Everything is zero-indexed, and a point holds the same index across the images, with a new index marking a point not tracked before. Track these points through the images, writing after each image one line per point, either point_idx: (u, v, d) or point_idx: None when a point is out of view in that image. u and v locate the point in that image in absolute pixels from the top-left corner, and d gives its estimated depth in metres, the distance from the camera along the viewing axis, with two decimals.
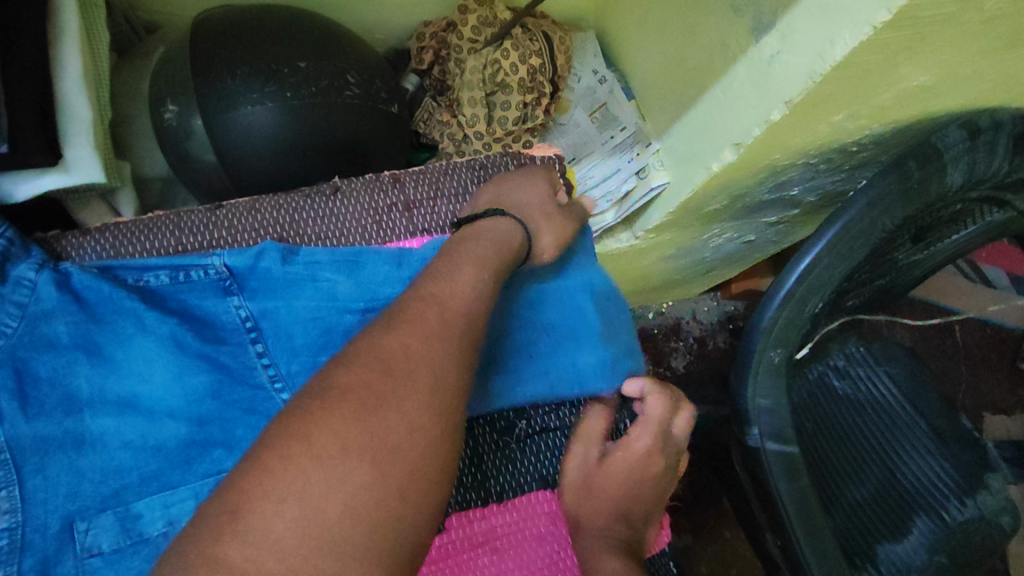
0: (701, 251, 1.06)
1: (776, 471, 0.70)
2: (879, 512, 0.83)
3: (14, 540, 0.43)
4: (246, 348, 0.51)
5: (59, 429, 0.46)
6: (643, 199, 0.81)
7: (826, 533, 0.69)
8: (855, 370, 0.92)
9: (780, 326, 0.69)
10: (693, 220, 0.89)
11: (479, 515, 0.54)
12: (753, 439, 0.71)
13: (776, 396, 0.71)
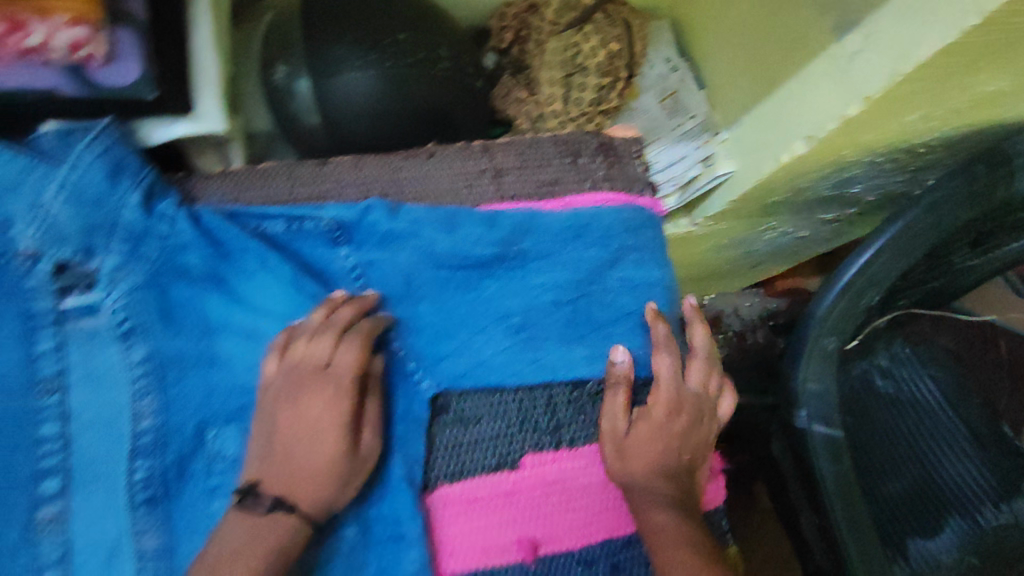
0: (754, 243, 1.09)
1: (822, 454, 0.73)
2: (914, 508, 0.85)
3: (157, 437, 0.51)
4: (356, 294, 0.56)
5: (197, 349, 0.53)
6: (706, 186, 0.84)
7: (865, 522, 0.73)
8: (899, 371, 0.94)
9: (836, 314, 0.72)
10: (752, 211, 0.91)
11: (552, 456, 0.56)
12: (801, 421, 0.74)
13: (826, 382, 0.74)
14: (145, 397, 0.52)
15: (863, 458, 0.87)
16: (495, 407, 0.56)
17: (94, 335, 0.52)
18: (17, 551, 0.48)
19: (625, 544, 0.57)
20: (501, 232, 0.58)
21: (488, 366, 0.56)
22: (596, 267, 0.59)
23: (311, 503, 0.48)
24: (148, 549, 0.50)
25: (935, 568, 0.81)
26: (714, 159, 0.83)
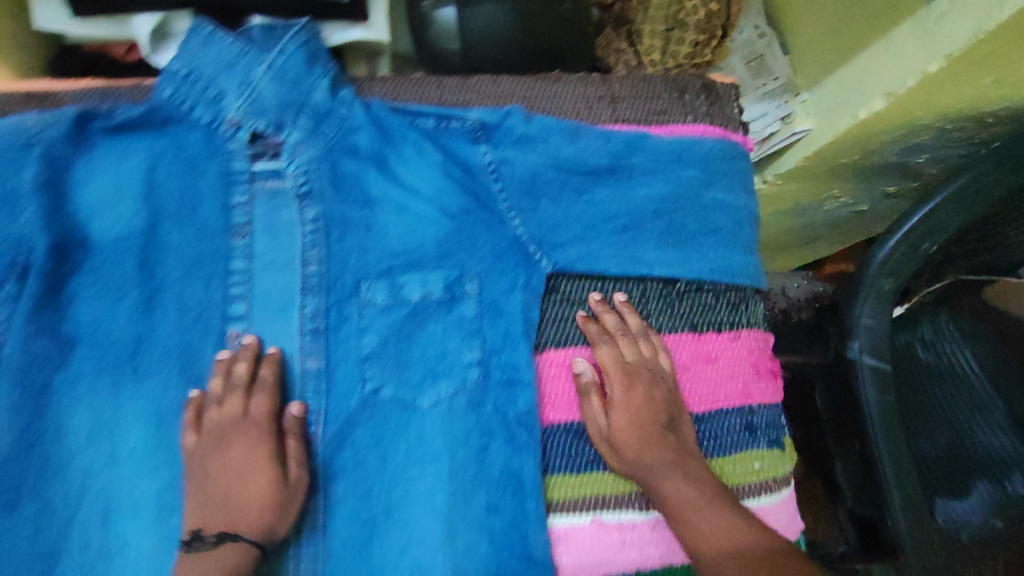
0: (813, 213, 1.17)
1: (869, 381, 0.82)
2: (947, 471, 0.94)
3: (320, 282, 0.61)
4: (490, 185, 0.64)
5: (357, 214, 0.63)
6: (784, 141, 0.93)
7: (908, 467, 0.82)
8: (942, 345, 1.00)
9: (893, 260, 0.80)
10: (819, 175, 1.00)
11: (641, 337, 0.65)
12: (854, 351, 0.83)
13: (880, 317, 0.82)
14: (313, 247, 0.62)
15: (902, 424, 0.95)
16: (597, 291, 0.65)
17: (277, 195, 0.63)
18: (213, 355, 0.59)
19: (695, 419, 0.64)
20: (614, 145, 0.67)
21: (594, 258, 0.64)
22: (692, 185, 0.68)
23: (253, 529, 0.54)
24: (310, 369, 0.60)
25: (963, 526, 0.90)
26: (793, 117, 0.93)
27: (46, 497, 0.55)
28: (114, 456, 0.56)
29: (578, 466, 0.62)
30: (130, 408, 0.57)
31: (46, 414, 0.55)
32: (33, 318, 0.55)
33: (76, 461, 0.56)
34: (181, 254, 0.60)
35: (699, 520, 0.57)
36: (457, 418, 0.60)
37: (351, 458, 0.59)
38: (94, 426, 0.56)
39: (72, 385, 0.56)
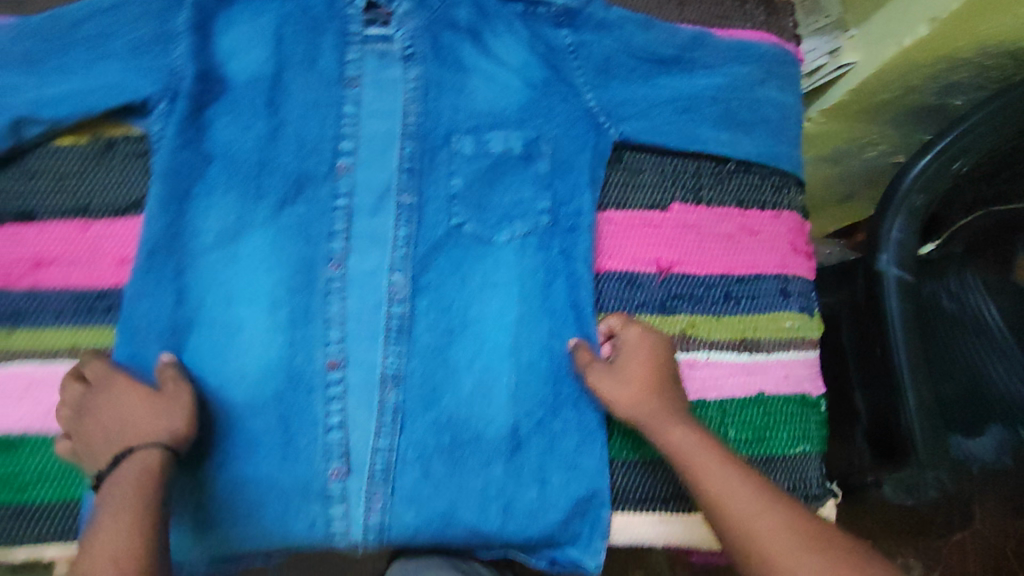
0: (853, 167, 1.19)
1: (893, 290, 0.88)
2: (959, 412, 0.94)
3: (416, 131, 0.70)
4: (568, 63, 0.72)
5: (452, 78, 0.72)
6: (831, 74, 1.00)
7: (924, 387, 0.88)
8: (967, 295, 0.95)
9: (926, 176, 0.87)
10: (862, 113, 1.04)
11: (693, 208, 0.73)
12: (883, 263, 0.89)
13: (908, 231, 0.88)
14: (413, 101, 0.71)
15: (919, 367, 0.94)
16: (658, 164, 0.74)
17: (385, 56, 0.72)
18: (321, 183, 0.68)
19: (737, 282, 0.72)
20: (681, 39, 0.75)
21: (656, 131, 0.72)
22: (747, 81, 0.75)
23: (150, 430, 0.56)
24: (404, 203, 0.68)
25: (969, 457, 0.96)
26: (840, 51, 0.98)
27: (184, 282, 0.64)
28: (239, 257, 0.65)
29: (631, 309, 0.71)
30: (253, 219, 0.66)
31: (186, 214, 0.65)
32: (181, 134, 0.65)
33: (206, 257, 0.64)
34: (302, 97, 0.69)
35: (720, 479, 0.54)
36: (527, 254, 0.69)
37: (434, 281, 0.67)
38: (222, 231, 0.65)
39: (207, 193, 0.65)
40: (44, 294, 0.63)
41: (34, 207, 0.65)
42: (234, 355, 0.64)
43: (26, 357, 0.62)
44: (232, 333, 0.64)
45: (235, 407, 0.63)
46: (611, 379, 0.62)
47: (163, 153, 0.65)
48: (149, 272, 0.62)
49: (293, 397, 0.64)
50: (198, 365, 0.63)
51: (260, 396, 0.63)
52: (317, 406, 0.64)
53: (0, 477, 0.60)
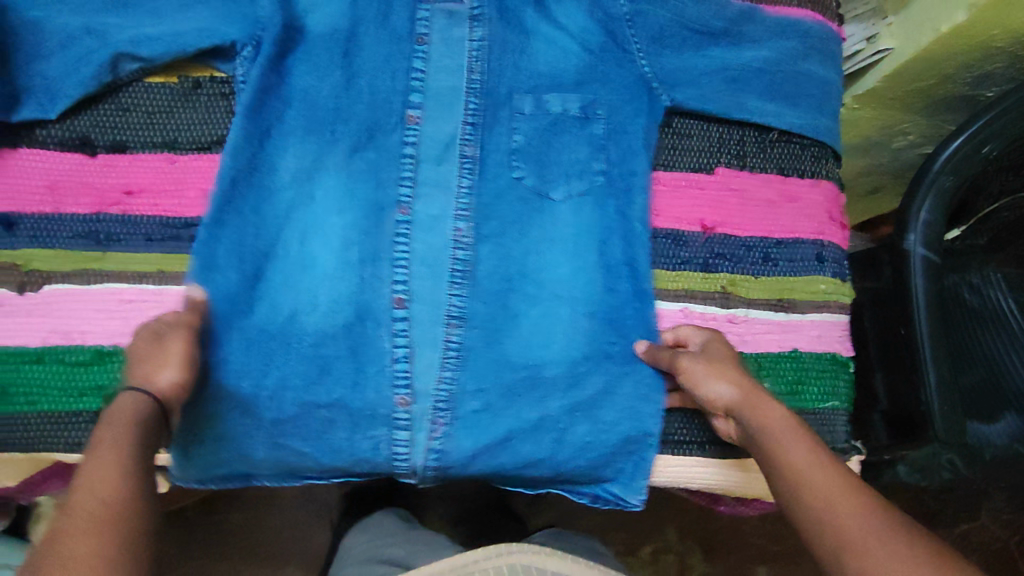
0: (884, 155, 1.20)
1: (919, 269, 0.92)
2: (976, 399, 0.98)
3: (480, 87, 0.73)
4: (625, 30, 0.75)
5: (515, 40, 0.75)
6: (868, 59, 1.02)
7: (943, 364, 0.92)
8: (987, 290, 1.01)
9: (957, 159, 0.89)
10: (897, 100, 1.06)
11: (738, 172, 0.77)
12: (909, 243, 0.93)
13: (935, 212, 0.92)
14: (477, 59, 0.74)
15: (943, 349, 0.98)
16: (705, 131, 0.77)
17: (454, 16, 0.74)
18: (391, 132, 0.71)
19: (777, 244, 0.77)
20: (727, 13, 0.78)
21: (704, 100, 0.76)
22: (792, 55, 0.79)
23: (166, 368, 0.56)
24: (467, 155, 0.71)
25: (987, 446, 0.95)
26: (878, 37, 1.01)
27: (263, 216, 0.68)
28: (313, 196, 0.69)
29: (676, 265, 0.75)
30: (327, 161, 0.70)
31: (266, 152, 0.69)
32: (262, 78, 0.69)
33: (284, 194, 0.69)
34: (375, 50, 0.72)
35: (793, 452, 0.55)
36: (584, 210, 0.72)
37: (496, 230, 0.70)
38: (298, 171, 0.69)
39: (286, 136, 0.70)
40: (135, 220, 0.69)
41: (127, 140, 0.70)
42: (307, 287, 0.67)
43: (116, 278, 0.68)
44: (306, 266, 0.68)
45: (307, 337, 0.67)
46: (706, 363, 0.63)
47: (245, 95, 0.68)
48: (232, 203, 0.67)
49: (360, 329, 0.68)
50: (273, 295, 0.67)
51: (329, 327, 0.67)
52: (383, 339, 0.68)
53: (70, 378, 0.65)
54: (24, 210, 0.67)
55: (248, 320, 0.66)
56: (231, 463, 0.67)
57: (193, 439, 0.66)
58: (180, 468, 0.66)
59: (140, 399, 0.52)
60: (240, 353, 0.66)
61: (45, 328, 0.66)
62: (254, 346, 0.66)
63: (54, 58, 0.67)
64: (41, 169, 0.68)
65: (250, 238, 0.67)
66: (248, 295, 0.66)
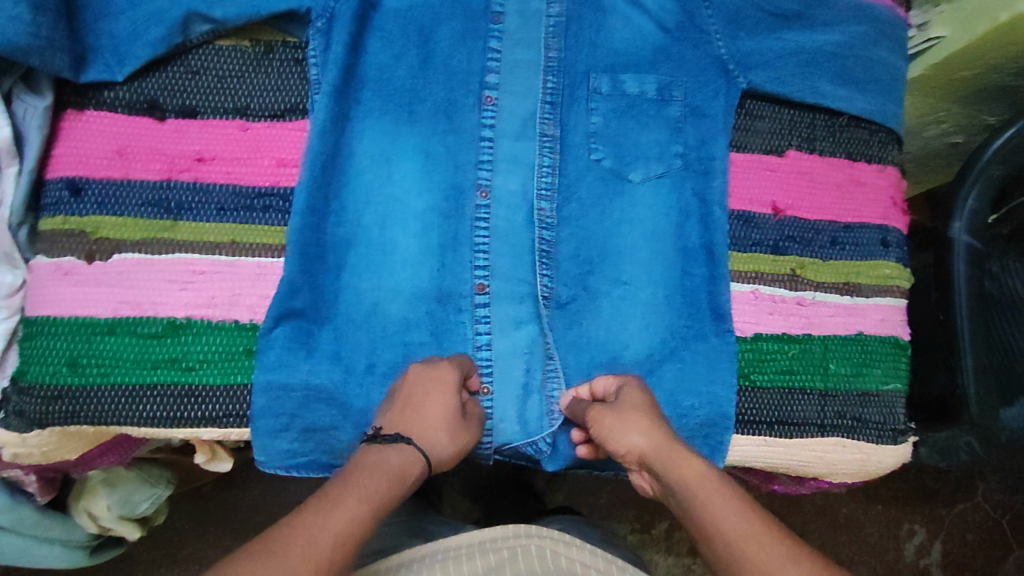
0: (918, 159, 1.11)
1: (962, 257, 0.85)
2: (1008, 380, 0.91)
3: (557, 65, 0.72)
4: (702, 11, 0.74)
5: (592, 17, 0.73)
6: (916, 48, 0.91)
7: (982, 353, 0.86)
8: (1008, 278, 0.94)
9: (1009, 148, 0.83)
10: (944, 97, 0.96)
11: (807, 156, 0.78)
12: (954, 230, 0.85)
13: (982, 201, 0.85)
14: (554, 35, 0.72)
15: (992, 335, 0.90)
16: (776, 114, 0.77)
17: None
18: (470, 114, 0.71)
19: (844, 228, 0.78)
20: None
21: (781, 83, 0.75)
22: (864, 40, 0.77)
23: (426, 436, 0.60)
24: (547, 134, 0.71)
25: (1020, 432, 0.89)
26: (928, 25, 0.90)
27: (343, 203, 0.69)
28: (391, 179, 0.70)
29: (748, 247, 0.75)
30: (404, 142, 0.70)
31: (346, 136, 0.69)
32: (346, 57, 0.68)
33: (362, 177, 0.69)
34: (453, 24, 0.71)
35: (720, 511, 0.53)
36: (661, 196, 0.73)
37: (575, 213, 0.72)
38: (375, 153, 0.69)
39: (366, 115, 0.69)
40: (206, 188, 0.67)
41: (196, 105, 0.68)
42: (392, 274, 0.69)
43: (188, 248, 0.66)
44: (387, 251, 0.69)
45: (394, 322, 0.69)
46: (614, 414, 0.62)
47: (330, 74, 0.67)
48: (317, 190, 0.67)
49: (442, 316, 0.70)
50: (355, 282, 0.69)
51: (410, 315, 0.69)
52: (467, 326, 0.70)
53: (141, 350, 0.64)
54: (92, 175, 0.66)
55: (336, 309, 0.68)
56: (314, 451, 0.67)
57: (277, 429, 0.66)
58: (265, 453, 0.65)
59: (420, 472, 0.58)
60: (331, 341, 0.67)
61: (115, 299, 0.64)
62: (343, 334, 0.68)
63: (124, 17, 0.65)
64: (108, 132, 0.66)
65: (332, 225, 0.68)
66: (332, 283, 0.68)
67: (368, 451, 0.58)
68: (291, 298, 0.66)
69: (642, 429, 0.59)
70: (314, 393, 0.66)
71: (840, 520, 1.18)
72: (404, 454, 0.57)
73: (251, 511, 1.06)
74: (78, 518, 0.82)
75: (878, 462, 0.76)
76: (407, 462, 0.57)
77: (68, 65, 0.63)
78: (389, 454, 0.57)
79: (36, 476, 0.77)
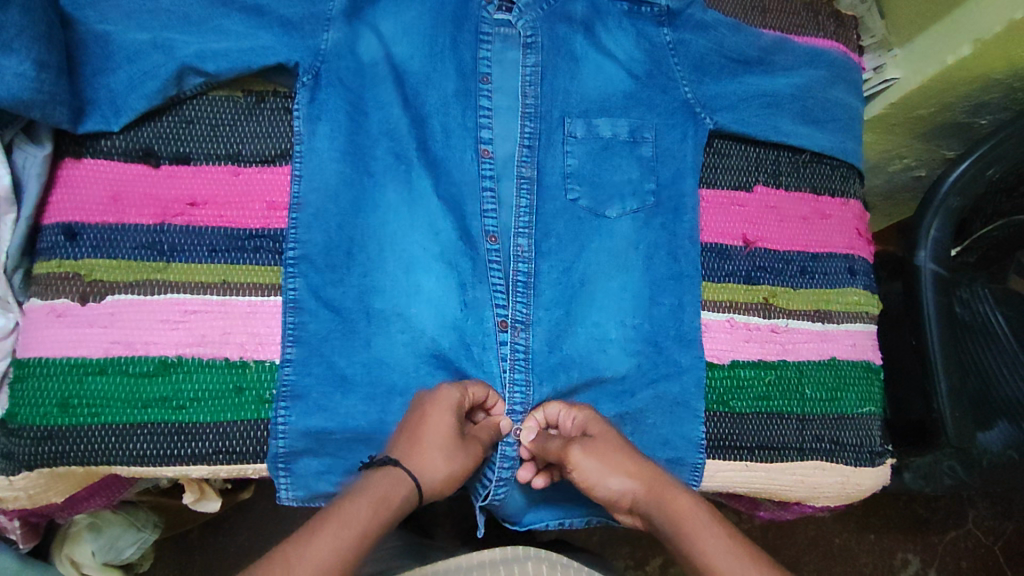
0: (890, 193, 1.16)
1: (930, 284, 0.89)
2: (983, 405, 0.92)
3: (534, 110, 0.75)
4: (667, 61, 0.79)
5: (565, 66, 0.77)
6: (874, 89, 0.96)
7: (955, 377, 0.89)
8: (976, 304, 0.95)
9: (965, 180, 0.87)
10: (904, 136, 1.01)
11: (774, 190, 0.82)
12: (920, 258, 0.89)
13: (945, 230, 0.89)
14: (530, 83, 0.76)
15: (966, 360, 0.93)
16: (743, 152, 0.82)
17: (508, 39, 0.76)
18: (463, 163, 0.74)
19: (812, 259, 0.81)
20: (763, 45, 0.81)
21: (744, 123, 0.79)
22: (822, 83, 0.83)
23: (437, 469, 0.62)
24: (526, 175, 0.75)
25: (993, 455, 0.91)
26: (884, 67, 0.96)
27: (368, 252, 0.71)
28: (406, 224, 0.72)
29: (721, 277, 0.78)
30: (406, 186, 0.73)
31: (351, 182, 0.72)
32: (343, 117, 0.72)
33: (382, 229, 0.72)
34: (436, 73, 0.74)
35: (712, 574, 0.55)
36: (637, 230, 0.77)
37: (555, 248, 0.75)
38: (389, 200, 0.73)
39: (362, 160, 0.72)
40: (199, 231, 0.70)
41: (190, 152, 0.71)
42: (401, 313, 0.71)
43: (180, 288, 0.68)
44: (388, 290, 0.71)
45: (411, 355, 0.71)
46: (596, 459, 0.64)
47: (322, 127, 0.71)
48: (337, 247, 0.70)
49: (461, 352, 0.72)
50: (366, 325, 0.70)
51: (426, 346, 0.71)
52: (483, 357, 0.72)
53: (132, 389, 0.65)
54: (88, 221, 0.68)
55: (363, 352, 0.70)
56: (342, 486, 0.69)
57: (316, 465, 0.68)
58: (301, 485, 0.68)
59: (407, 497, 0.59)
60: (364, 382, 0.69)
61: (107, 340, 0.66)
62: (374, 373, 0.70)
63: (121, 71, 0.68)
64: (105, 179, 0.69)
65: (357, 275, 0.71)
66: (362, 328, 0.70)
67: (375, 481, 0.59)
68: (310, 345, 0.68)
69: (631, 475, 0.63)
70: (352, 433, 0.68)
71: (834, 551, 1.19)
72: (407, 488, 0.59)
73: (238, 557, 1.04)
74: (61, 567, 0.82)
75: (859, 484, 0.78)
76: (390, 487, 0.58)
77: (67, 117, 0.66)
78: (377, 475, 0.59)
79: (20, 522, 0.75)
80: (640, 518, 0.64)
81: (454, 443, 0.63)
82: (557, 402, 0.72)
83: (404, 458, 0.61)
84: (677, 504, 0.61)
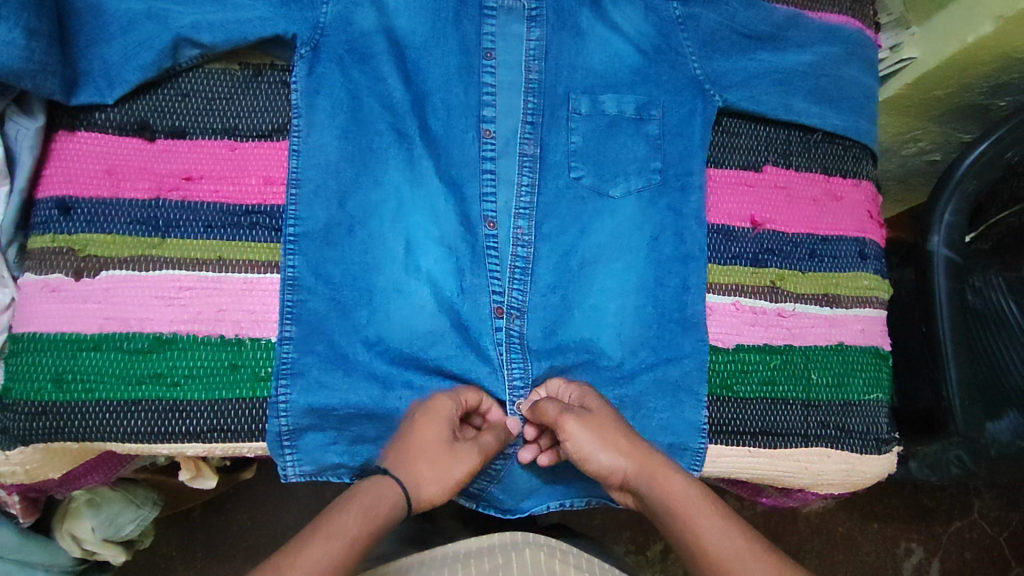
0: (904, 178, 1.13)
1: (942, 268, 0.86)
2: (988, 393, 0.89)
3: (537, 85, 0.73)
4: (676, 37, 0.76)
5: (570, 42, 0.75)
6: (891, 68, 0.93)
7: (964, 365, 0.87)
8: (989, 291, 0.90)
9: (981, 163, 0.84)
10: (921, 118, 0.98)
11: (784, 171, 0.79)
12: (932, 243, 0.86)
13: (959, 215, 0.86)
14: (533, 58, 0.73)
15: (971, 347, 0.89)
16: (752, 131, 0.79)
17: (512, 11, 0.74)
18: (466, 141, 0.72)
19: (822, 241, 0.79)
20: (776, 20, 0.79)
21: (755, 102, 0.77)
22: (836, 60, 0.80)
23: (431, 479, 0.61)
24: (528, 153, 0.73)
25: (1005, 445, 0.87)
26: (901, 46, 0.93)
27: (367, 229, 0.70)
28: (405, 203, 0.71)
29: (727, 260, 0.76)
30: (405, 163, 0.71)
31: (349, 158, 0.70)
32: (341, 91, 0.70)
33: (381, 206, 0.71)
34: (436, 47, 0.72)
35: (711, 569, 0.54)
36: (641, 210, 0.75)
37: (557, 228, 0.73)
38: (388, 177, 0.71)
39: (360, 136, 0.71)
40: (195, 206, 0.68)
41: (186, 125, 0.70)
42: (399, 292, 0.70)
43: (175, 264, 0.67)
44: (386, 269, 0.70)
45: (408, 334, 0.70)
46: (592, 431, 0.63)
47: (319, 101, 0.69)
48: (337, 224, 0.69)
49: (459, 332, 0.71)
50: (363, 302, 0.69)
51: (424, 325, 0.70)
52: (482, 337, 0.71)
53: (128, 365, 0.65)
54: (83, 194, 0.67)
55: (361, 331, 0.69)
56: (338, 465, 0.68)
57: (311, 445, 0.67)
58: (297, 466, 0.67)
59: (394, 503, 0.58)
60: (364, 361, 0.69)
61: (102, 316, 0.65)
62: (372, 353, 0.69)
63: (115, 42, 0.67)
64: (100, 152, 0.68)
65: (358, 254, 0.69)
66: (360, 307, 0.69)
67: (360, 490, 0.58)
68: (307, 323, 0.67)
69: (625, 453, 0.62)
70: (351, 412, 0.68)
71: (837, 538, 1.18)
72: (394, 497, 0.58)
73: (239, 535, 1.05)
74: (62, 542, 0.82)
75: (863, 472, 0.77)
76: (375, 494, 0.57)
77: (60, 88, 0.65)
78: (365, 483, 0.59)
79: (18, 497, 0.75)
80: (631, 495, 0.63)
81: (446, 450, 0.62)
82: (557, 379, 0.71)
83: (392, 464, 0.61)
84: (669, 490, 0.60)
